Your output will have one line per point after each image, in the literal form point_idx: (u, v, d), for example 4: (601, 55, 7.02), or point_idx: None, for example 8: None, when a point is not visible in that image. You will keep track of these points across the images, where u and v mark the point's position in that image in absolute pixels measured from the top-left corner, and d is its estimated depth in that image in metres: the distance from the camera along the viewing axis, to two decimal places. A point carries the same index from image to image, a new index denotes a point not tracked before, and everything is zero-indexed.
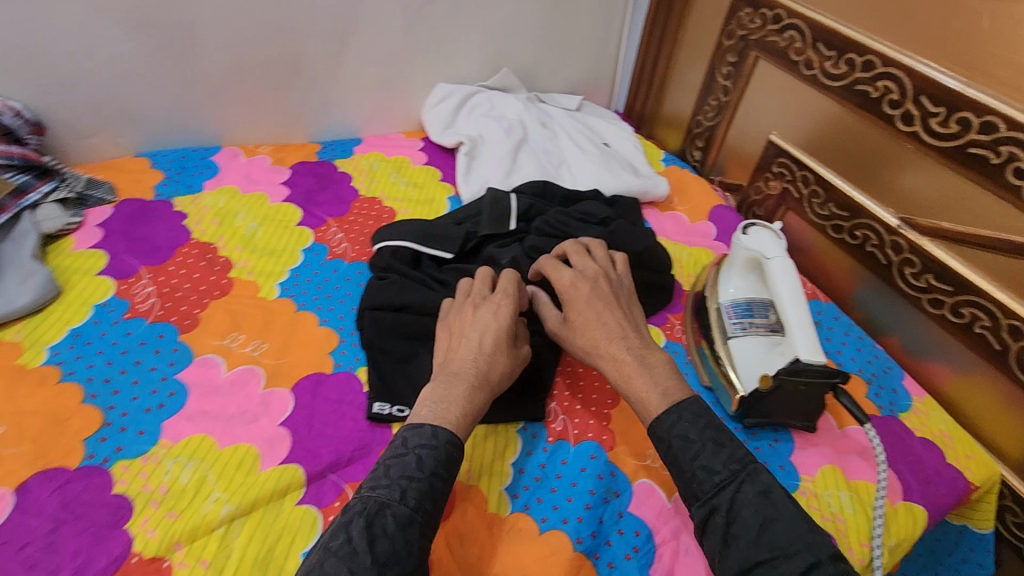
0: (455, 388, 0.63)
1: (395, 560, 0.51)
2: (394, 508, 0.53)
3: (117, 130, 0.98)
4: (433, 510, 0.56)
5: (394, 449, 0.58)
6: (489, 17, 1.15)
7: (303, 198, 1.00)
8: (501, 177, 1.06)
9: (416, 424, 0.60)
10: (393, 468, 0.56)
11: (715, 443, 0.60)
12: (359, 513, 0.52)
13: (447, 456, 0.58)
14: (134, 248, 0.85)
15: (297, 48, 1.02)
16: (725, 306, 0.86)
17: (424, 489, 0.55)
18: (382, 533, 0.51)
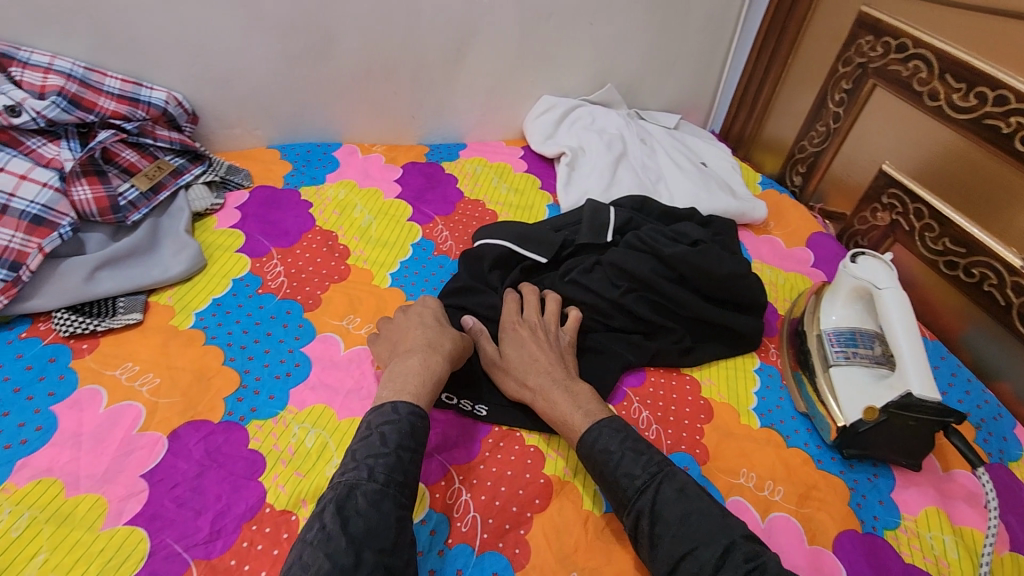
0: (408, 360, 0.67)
1: (372, 537, 0.51)
2: (365, 487, 0.54)
3: (256, 123, 1.08)
4: (406, 482, 0.57)
5: (357, 434, 0.59)
6: (600, 34, 1.18)
7: (414, 196, 1.06)
8: (600, 189, 1.09)
9: (376, 407, 0.62)
10: (358, 451, 0.57)
11: (634, 451, 0.63)
12: (330, 501, 0.53)
13: (411, 427, 0.60)
14: (268, 231, 0.94)
15: (421, 55, 1.09)
16: (827, 333, 0.85)
17: (392, 463, 0.56)
18: (353, 512, 0.52)
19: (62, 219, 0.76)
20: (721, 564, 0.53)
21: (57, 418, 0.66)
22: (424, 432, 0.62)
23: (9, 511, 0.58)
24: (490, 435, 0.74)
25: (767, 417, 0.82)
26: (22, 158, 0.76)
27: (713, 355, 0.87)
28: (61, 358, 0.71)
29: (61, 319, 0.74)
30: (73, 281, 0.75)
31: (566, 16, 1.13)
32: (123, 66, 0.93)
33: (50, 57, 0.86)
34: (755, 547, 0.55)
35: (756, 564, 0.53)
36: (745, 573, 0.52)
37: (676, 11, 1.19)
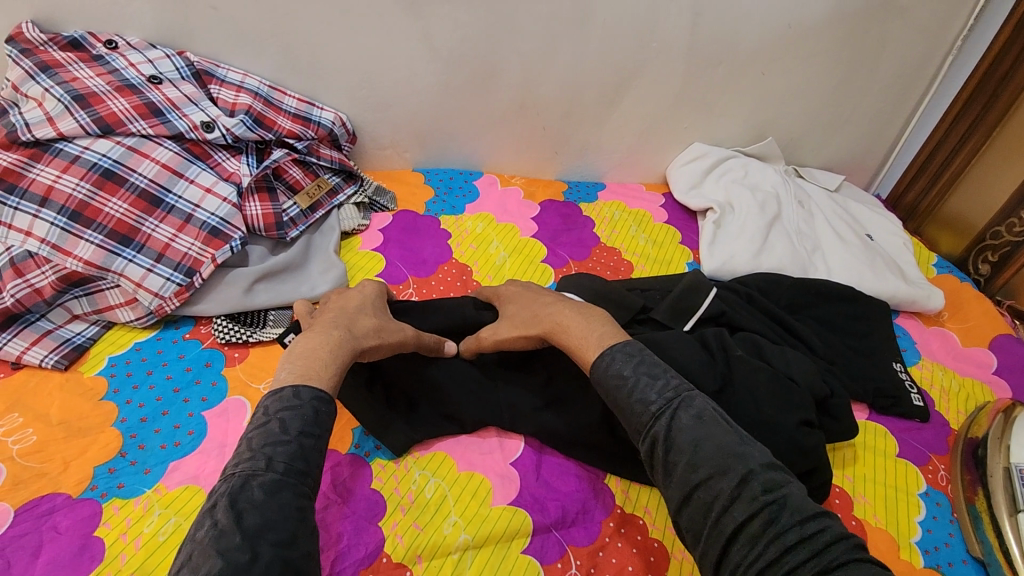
0: (321, 348, 0.58)
1: (269, 527, 0.43)
2: (262, 476, 0.46)
3: (407, 147, 1.11)
4: (310, 469, 0.49)
5: (252, 423, 0.51)
6: (770, 85, 1.10)
7: (549, 236, 1.04)
8: (749, 254, 1.01)
9: (275, 388, 0.53)
10: (254, 440, 0.49)
11: (649, 377, 0.56)
12: (222, 493, 0.45)
13: (314, 412, 0.52)
14: (407, 258, 0.95)
15: (577, 94, 1.07)
16: (1019, 468, 0.74)
17: (295, 449, 0.49)
18: (247, 500, 0.44)
19: (234, 232, 0.80)
20: (736, 495, 0.47)
21: (207, 424, 0.70)
22: (331, 418, 0.54)
23: (159, 514, 0.61)
24: (611, 518, 0.68)
25: (933, 556, 0.71)
26: (209, 172, 0.82)
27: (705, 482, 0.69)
28: (215, 364, 0.76)
29: (221, 326, 0.78)
30: (234, 291, 0.80)
31: (736, 65, 1.06)
32: (300, 86, 0.98)
33: (242, 75, 0.93)
34: (776, 475, 0.48)
35: (776, 495, 0.46)
36: (762, 505, 0.46)
37: (860, 66, 1.08)
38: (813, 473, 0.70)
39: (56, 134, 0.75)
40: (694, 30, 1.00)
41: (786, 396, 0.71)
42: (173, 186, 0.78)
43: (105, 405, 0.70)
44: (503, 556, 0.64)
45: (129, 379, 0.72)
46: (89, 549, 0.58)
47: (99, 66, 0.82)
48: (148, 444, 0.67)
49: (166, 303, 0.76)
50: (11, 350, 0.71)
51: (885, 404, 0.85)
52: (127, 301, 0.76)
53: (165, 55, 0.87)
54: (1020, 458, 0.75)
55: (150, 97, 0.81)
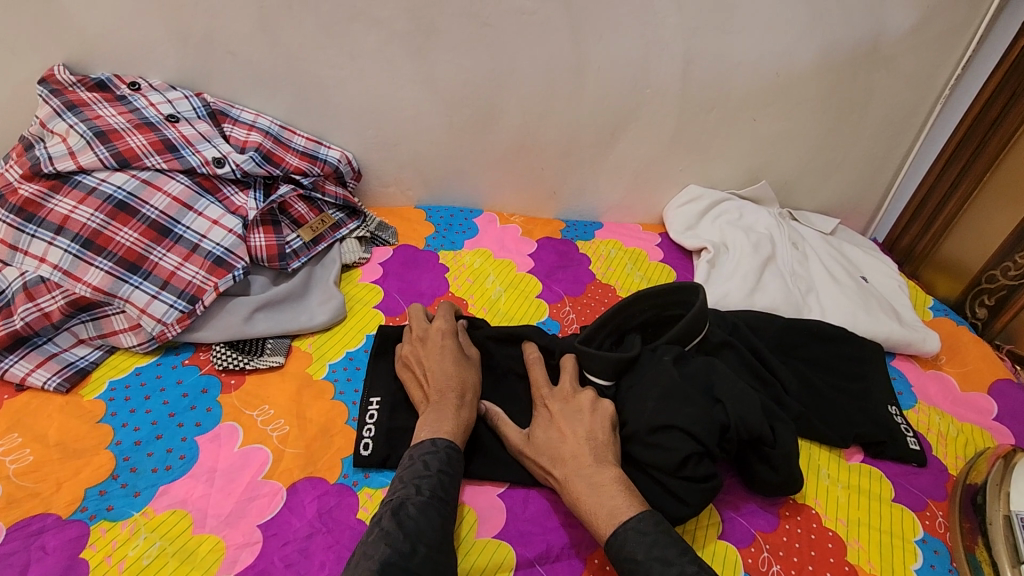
0: (445, 413, 0.69)
1: (423, 536, 0.55)
2: (414, 499, 0.58)
3: (410, 185, 1.15)
4: (448, 500, 0.61)
5: (401, 464, 0.64)
6: (763, 132, 1.13)
7: (545, 272, 1.06)
8: (743, 293, 1.02)
9: (418, 439, 0.66)
10: (403, 476, 0.62)
11: (663, 561, 0.57)
12: (385, 510, 0.57)
13: (448, 457, 0.64)
14: (404, 290, 0.97)
15: (574, 138, 1.11)
16: (1019, 517, 0.71)
17: (436, 483, 0.61)
18: (406, 516, 0.56)
19: (238, 261, 0.83)
20: None
21: (199, 449, 0.71)
22: (460, 466, 0.66)
23: (145, 537, 0.62)
24: (596, 554, 0.68)
25: None
26: (218, 205, 0.85)
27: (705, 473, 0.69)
28: (212, 390, 0.77)
29: (219, 353, 0.81)
30: (234, 319, 0.82)
31: (728, 111, 1.09)
32: (309, 125, 1.04)
33: (255, 115, 0.98)
34: None
35: None
36: None
37: (849, 115, 1.11)
38: (787, 489, 0.73)
39: (76, 167, 0.80)
40: (685, 78, 1.04)
41: (759, 427, 0.72)
42: (183, 218, 0.82)
43: (102, 427, 0.71)
44: None
45: (127, 403, 0.74)
46: (73, 570, 0.59)
47: (121, 106, 0.88)
48: (140, 467, 0.68)
49: (168, 328, 0.79)
50: (16, 372, 0.74)
51: (879, 446, 0.83)
52: (131, 326, 0.79)
53: (184, 96, 0.93)
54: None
55: (166, 134, 0.86)
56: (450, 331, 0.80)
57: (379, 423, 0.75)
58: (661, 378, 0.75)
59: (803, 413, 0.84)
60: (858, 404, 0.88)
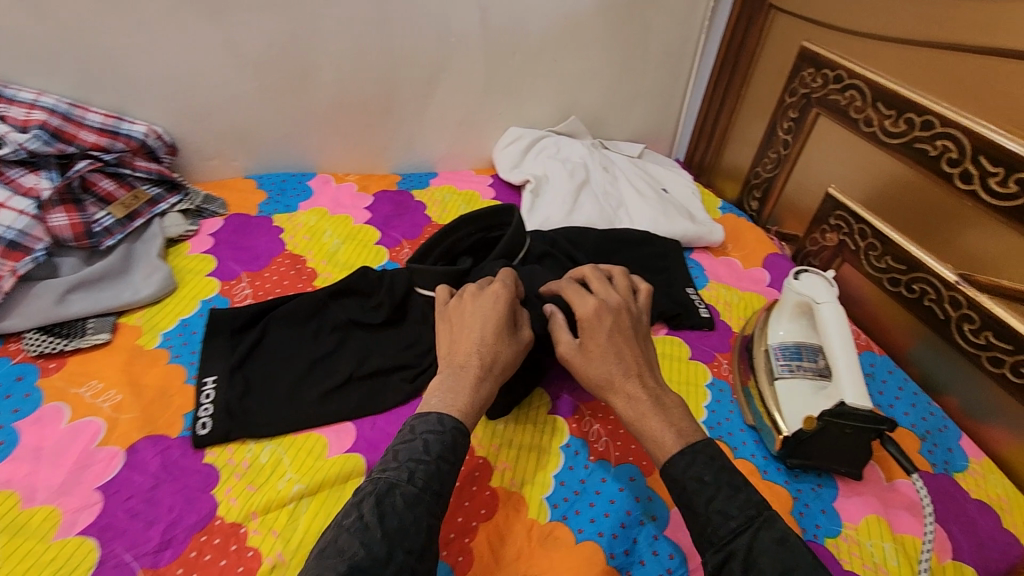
0: (462, 380, 0.65)
1: (404, 537, 0.52)
2: (404, 489, 0.55)
3: (234, 155, 1.14)
4: (443, 492, 0.57)
5: (399, 437, 0.61)
6: (564, 70, 1.25)
7: (382, 222, 1.11)
8: (563, 214, 1.14)
9: (425, 412, 0.62)
10: (399, 454, 0.59)
11: (733, 485, 0.58)
12: (371, 493, 0.55)
13: (453, 441, 0.60)
14: (238, 255, 0.98)
15: (393, 91, 1.16)
16: (773, 346, 0.87)
17: (434, 471, 0.57)
18: (391, 510, 0.54)
19: (36, 242, 0.82)
20: None
21: (20, 433, 0.69)
22: (466, 449, 0.62)
23: None
24: None
25: (715, 430, 0.85)
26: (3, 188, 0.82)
27: None
28: (29, 377, 0.75)
29: (32, 339, 0.78)
30: (44, 302, 0.79)
31: (530, 54, 1.20)
32: (104, 101, 0.99)
33: (37, 95, 0.92)
34: None
35: None
36: None
37: (634, 49, 1.26)
38: None
39: None
40: (484, 25, 1.12)
41: None
42: None
43: None
44: (337, 496, 0.68)
45: None
46: None
47: None
48: None
49: None
50: None
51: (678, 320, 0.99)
52: None
53: None
54: (775, 338, 0.88)
55: None
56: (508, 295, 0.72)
57: (216, 402, 0.74)
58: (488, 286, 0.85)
59: None
60: (662, 288, 1.04)
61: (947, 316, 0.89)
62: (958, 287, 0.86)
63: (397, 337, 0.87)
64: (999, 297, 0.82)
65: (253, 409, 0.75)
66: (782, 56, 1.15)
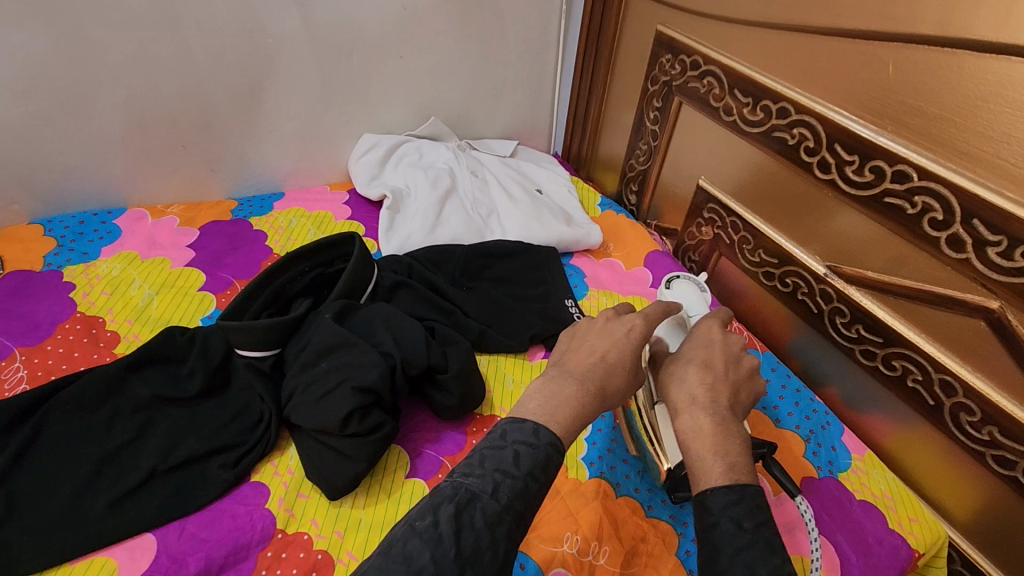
0: (566, 384, 0.55)
1: (479, 558, 0.42)
2: (485, 502, 0.44)
3: (10, 197, 0.93)
4: (526, 516, 0.46)
5: (489, 439, 0.49)
6: (414, 67, 1.12)
7: (210, 261, 0.94)
8: (426, 231, 1.02)
9: (520, 417, 0.51)
10: (486, 458, 0.47)
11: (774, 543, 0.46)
12: (449, 499, 0.44)
13: (548, 459, 0.48)
14: (10, 327, 0.79)
15: (208, 105, 0.98)
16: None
17: (518, 488, 0.46)
18: (470, 527, 0.42)
19: None
20: None
21: None
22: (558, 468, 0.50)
23: None
24: (269, 546, 0.62)
25: (597, 466, 0.76)
26: None
27: (377, 421, 0.67)
28: None
29: None
30: None
31: (369, 51, 1.06)
32: None
33: None
34: None
35: None
36: None
37: (488, 39, 1.15)
38: (466, 405, 0.76)
39: None
40: (307, 22, 0.97)
41: (427, 358, 0.74)
42: None
43: None
44: None
45: None
46: None
47: None
48: None
49: None
50: None
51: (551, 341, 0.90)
52: None
53: None
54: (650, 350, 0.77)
55: None
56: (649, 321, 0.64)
57: None
58: (323, 338, 0.72)
59: (483, 330, 0.88)
60: (537, 303, 0.95)
61: (820, 309, 0.87)
62: (828, 279, 0.83)
63: (218, 409, 0.72)
64: (865, 288, 0.79)
65: (14, 539, 0.60)
66: (641, 42, 1.08)
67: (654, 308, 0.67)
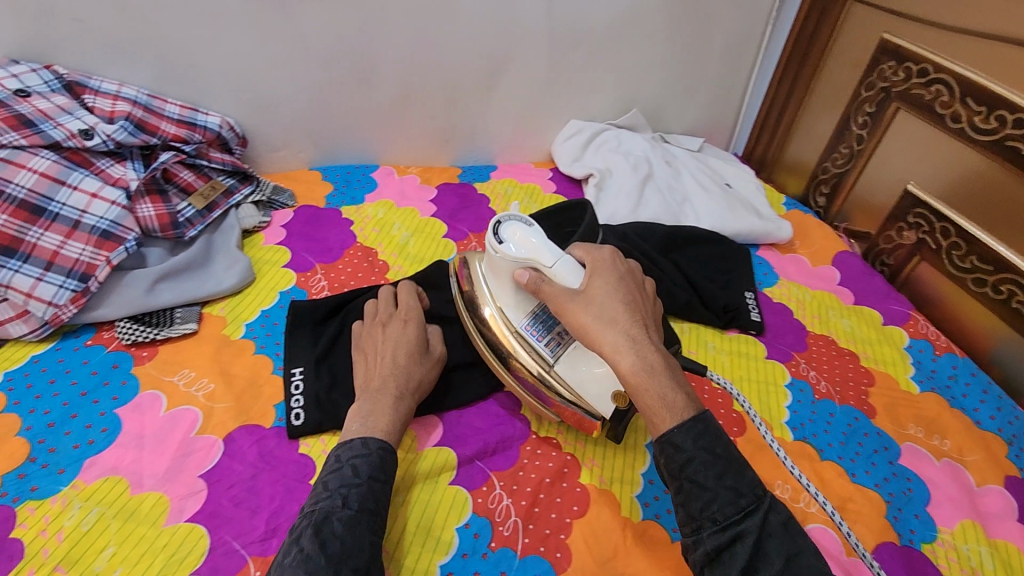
0: (380, 401, 0.67)
1: (347, 558, 0.53)
2: (339, 514, 0.55)
3: (300, 147, 1.14)
4: (378, 511, 0.58)
5: (328, 466, 0.61)
6: (626, 62, 1.23)
7: (448, 215, 1.11)
8: (629, 210, 1.13)
9: (348, 438, 0.63)
10: (329, 482, 0.59)
11: (740, 462, 0.54)
12: (307, 526, 0.54)
13: (380, 460, 0.61)
14: (312, 247, 0.98)
15: (457, 84, 1.14)
16: (520, 325, 0.72)
17: (365, 493, 0.58)
18: (330, 535, 0.54)
19: (128, 233, 0.81)
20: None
21: (121, 420, 0.70)
22: (394, 464, 0.63)
23: (80, 506, 0.62)
24: (528, 442, 0.75)
25: (801, 431, 0.83)
26: (93, 178, 0.82)
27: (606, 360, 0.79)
28: (124, 365, 0.76)
29: (124, 328, 0.78)
30: (135, 292, 0.80)
31: (593, 44, 1.18)
32: (181, 92, 0.98)
33: (118, 85, 0.92)
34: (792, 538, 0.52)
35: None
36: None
37: (698, 40, 1.23)
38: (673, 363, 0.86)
39: None
40: (550, 15, 1.10)
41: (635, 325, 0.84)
42: (55, 194, 0.78)
43: (6, 417, 0.68)
44: (431, 491, 0.69)
45: (30, 390, 0.71)
46: (7, 549, 0.58)
47: None
48: (59, 446, 0.66)
49: (61, 310, 0.76)
50: None
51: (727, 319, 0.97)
52: (18, 313, 0.75)
53: (31, 69, 0.85)
54: (520, 319, 0.72)
55: (20, 109, 0.80)
56: (416, 317, 0.77)
57: (305, 392, 0.74)
58: None
59: (689, 301, 0.96)
60: (732, 284, 1.03)
61: None
62: None
63: None
64: None
65: (341, 401, 0.74)
66: (858, 50, 1.13)
67: (404, 293, 0.80)
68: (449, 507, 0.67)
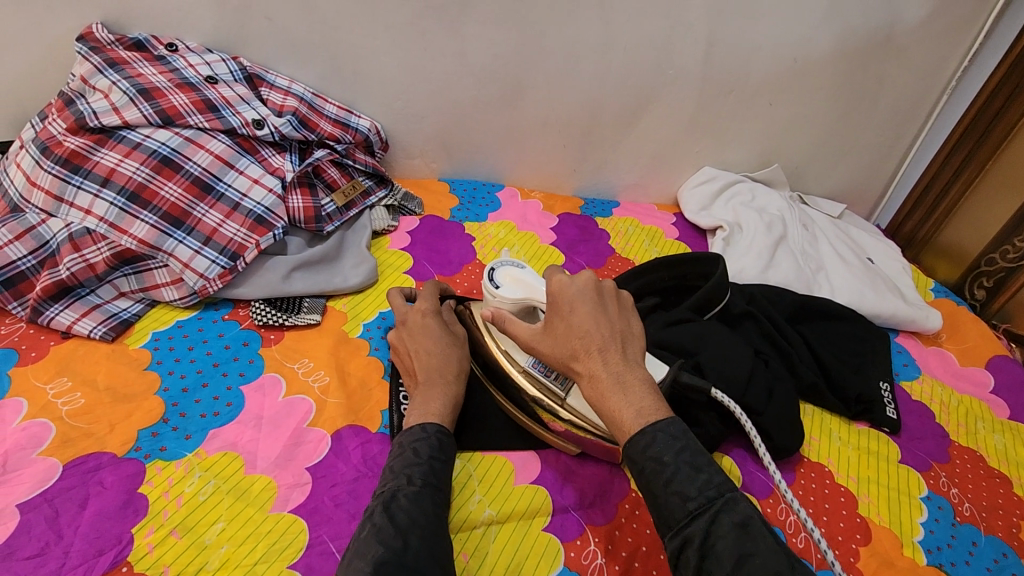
0: (432, 393, 0.68)
1: (414, 527, 0.52)
2: (404, 489, 0.55)
3: (434, 158, 1.17)
4: (441, 487, 0.58)
5: (391, 453, 0.61)
6: (776, 115, 1.17)
7: (567, 245, 1.09)
8: (758, 270, 1.06)
9: (406, 428, 0.63)
10: (393, 465, 0.59)
11: (693, 465, 0.51)
12: (376, 502, 0.54)
13: (439, 442, 0.61)
14: (433, 258, 1.00)
15: (597, 116, 1.13)
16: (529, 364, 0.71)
17: (427, 471, 0.58)
18: (397, 507, 0.53)
19: (277, 221, 0.86)
20: None
21: (244, 398, 0.73)
22: (452, 449, 0.63)
23: (199, 476, 0.65)
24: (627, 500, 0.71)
25: (936, 555, 0.73)
26: (257, 165, 0.88)
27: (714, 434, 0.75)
28: (253, 344, 0.80)
29: (258, 309, 0.83)
30: (273, 278, 0.85)
31: (746, 94, 1.13)
32: (341, 94, 1.04)
33: (289, 81, 0.99)
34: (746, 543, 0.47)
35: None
36: None
37: (861, 101, 1.15)
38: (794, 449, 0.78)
39: (121, 122, 0.81)
40: (707, 62, 1.07)
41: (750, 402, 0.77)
42: (224, 175, 0.84)
43: (149, 374, 0.74)
44: (524, 532, 0.66)
45: (171, 352, 0.77)
46: (133, 503, 0.61)
47: (161, 65, 0.88)
48: (189, 413, 0.71)
49: (209, 284, 0.81)
50: (62, 320, 0.76)
51: (858, 409, 0.88)
52: (173, 280, 0.81)
53: (221, 58, 0.93)
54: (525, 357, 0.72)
55: (207, 95, 0.87)
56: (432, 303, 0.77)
57: None
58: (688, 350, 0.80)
59: (816, 382, 0.88)
60: (867, 370, 0.93)
61: None
62: None
63: None
64: None
65: None
66: None
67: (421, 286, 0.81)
68: (541, 554, 0.65)
